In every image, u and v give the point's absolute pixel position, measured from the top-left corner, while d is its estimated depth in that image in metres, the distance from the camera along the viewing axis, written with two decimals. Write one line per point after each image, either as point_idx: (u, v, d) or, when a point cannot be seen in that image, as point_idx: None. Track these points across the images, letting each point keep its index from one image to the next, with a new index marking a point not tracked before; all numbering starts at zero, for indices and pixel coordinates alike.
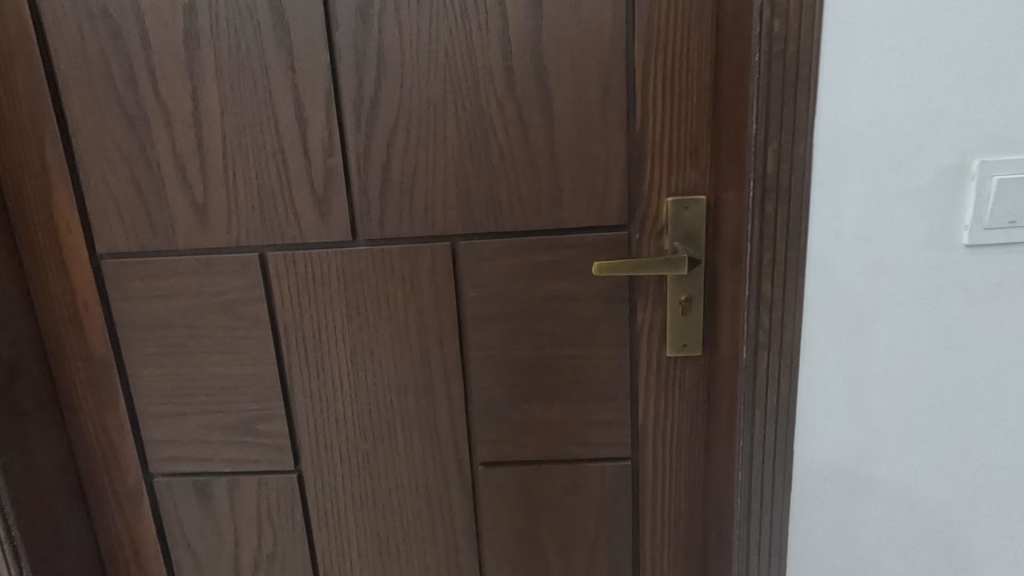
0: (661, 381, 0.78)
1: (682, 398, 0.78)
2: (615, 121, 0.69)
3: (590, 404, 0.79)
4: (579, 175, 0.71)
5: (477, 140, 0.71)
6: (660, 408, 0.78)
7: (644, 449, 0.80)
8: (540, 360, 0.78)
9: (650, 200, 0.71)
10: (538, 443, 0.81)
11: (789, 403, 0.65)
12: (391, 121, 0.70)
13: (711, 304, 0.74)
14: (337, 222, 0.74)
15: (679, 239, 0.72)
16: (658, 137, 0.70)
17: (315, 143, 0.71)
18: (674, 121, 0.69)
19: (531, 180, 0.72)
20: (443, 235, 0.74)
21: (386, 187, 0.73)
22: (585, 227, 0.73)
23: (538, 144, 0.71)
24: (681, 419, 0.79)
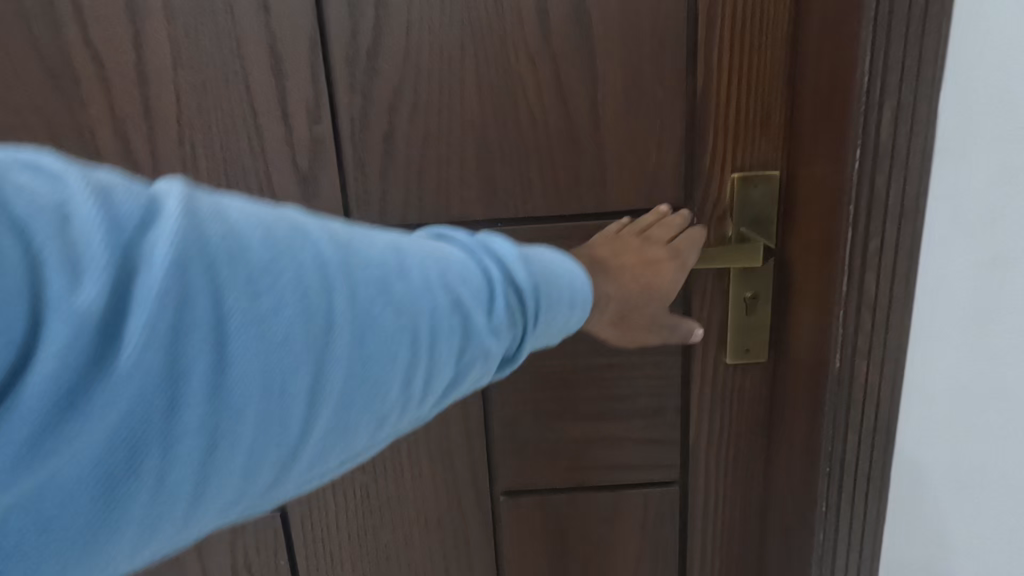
0: (717, 394, 0.66)
1: (741, 414, 0.66)
2: (673, 80, 0.57)
3: (634, 421, 0.67)
4: (627, 147, 0.59)
5: (502, 105, 0.57)
6: (715, 425, 0.67)
7: (695, 472, 0.68)
8: (576, 370, 0.65)
9: (712, 177, 0.59)
10: (570, 468, 0.68)
11: (889, 422, 0.54)
12: (395, 78, 0.56)
13: (776, 303, 0.62)
14: (326, 205, 0.59)
15: (745, 226, 0.60)
16: (723, 102, 0.58)
17: (298, 106, 0.56)
18: (744, 81, 0.57)
19: (568, 154, 0.59)
20: (459, 222, 0.60)
21: (388, 162, 0.58)
22: (632, 210, 0.60)
23: (578, 110, 0.58)
24: (739, 438, 0.67)
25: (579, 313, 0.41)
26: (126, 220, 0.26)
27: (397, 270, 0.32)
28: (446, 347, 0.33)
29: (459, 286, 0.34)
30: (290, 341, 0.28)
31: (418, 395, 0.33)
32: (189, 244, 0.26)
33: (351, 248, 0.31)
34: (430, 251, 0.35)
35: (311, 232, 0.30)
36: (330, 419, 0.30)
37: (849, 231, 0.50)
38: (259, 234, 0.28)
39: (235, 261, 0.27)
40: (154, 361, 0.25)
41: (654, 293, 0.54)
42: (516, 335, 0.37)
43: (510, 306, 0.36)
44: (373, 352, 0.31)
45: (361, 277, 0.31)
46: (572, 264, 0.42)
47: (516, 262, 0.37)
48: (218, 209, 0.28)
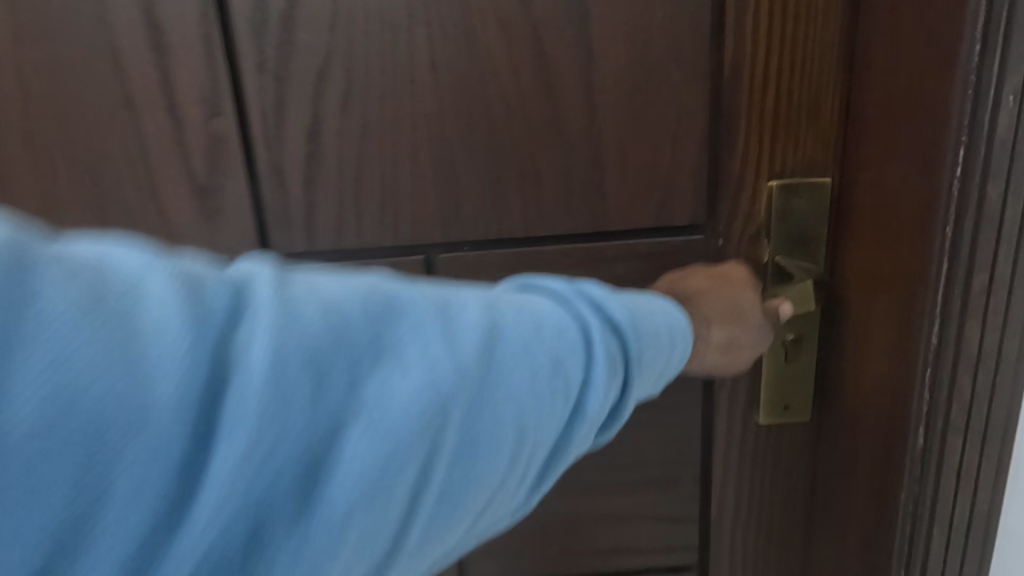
0: (746, 461, 0.52)
1: (775, 486, 0.52)
2: (693, 57, 0.43)
3: (640, 495, 0.53)
4: (632, 147, 0.45)
5: (465, 92, 0.43)
6: (743, 500, 0.52)
7: (717, 555, 0.54)
8: None
9: (742, 187, 0.46)
10: (560, 551, 0.54)
11: (989, 508, 0.41)
12: (320, 54, 0.42)
13: (821, 350, 0.48)
14: (233, 225, 0.44)
15: (784, 252, 0.47)
16: (758, 87, 0.44)
17: (187, 92, 0.42)
18: (786, 59, 0.43)
19: (555, 157, 0.45)
20: (412, 245, 0.46)
21: (315, 168, 0.44)
22: (637, 228, 0.47)
23: (566, 98, 0.43)
24: (773, 515, 0.53)
25: (682, 351, 0.32)
26: (210, 318, 0.20)
27: (496, 337, 0.25)
28: (552, 429, 0.26)
29: (569, 348, 0.26)
30: (378, 441, 0.22)
31: (517, 485, 0.26)
32: (261, 341, 0.21)
33: (441, 317, 0.24)
34: (534, 306, 0.27)
35: (393, 299, 0.24)
36: (419, 524, 0.24)
37: (943, 265, 0.36)
38: (340, 315, 0.23)
39: (320, 352, 0.22)
40: (230, 482, 0.20)
41: (736, 307, 0.41)
42: (619, 399, 0.28)
43: (618, 365, 0.27)
44: (480, 443, 0.24)
45: (460, 352, 0.24)
46: (666, 301, 0.33)
47: (617, 308, 0.29)
48: (292, 289, 0.22)
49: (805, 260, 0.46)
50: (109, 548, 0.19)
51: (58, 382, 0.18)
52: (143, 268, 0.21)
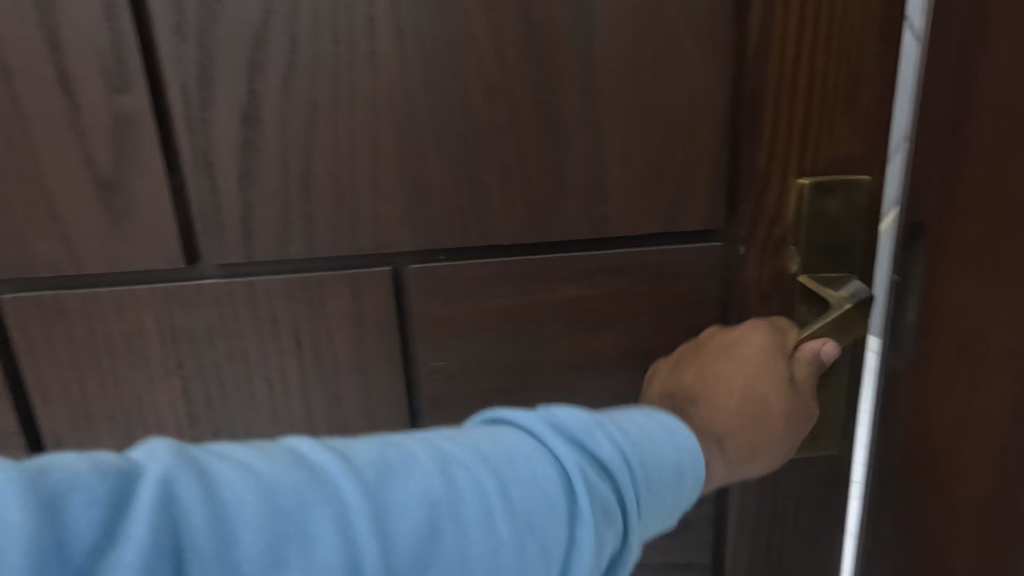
0: (767, 503, 0.45)
1: (798, 530, 0.46)
2: (712, 30, 0.36)
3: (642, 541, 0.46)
4: (639, 138, 0.37)
5: (438, 70, 0.35)
6: (763, 547, 0.46)
7: None
8: None
9: (767, 186, 0.39)
10: None
11: None
12: (253, 16, 0.33)
13: (880, 385, 0.41)
14: (147, 231, 0.36)
15: (813, 259, 0.40)
16: (790, 67, 0.37)
17: (81, 61, 0.33)
18: (821, 33, 0.36)
19: (548, 150, 0.37)
20: (375, 255, 0.38)
21: (250, 161, 0.35)
22: (644, 235, 0.39)
23: (562, 80, 0.36)
24: (795, 562, 0.46)
25: (688, 479, 0.31)
26: (81, 544, 0.19)
27: (438, 503, 0.24)
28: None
29: (530, 500, 0.25)
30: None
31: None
32: (159, 558, 0.20)
33: (371, 491, 0.23)
34: (483, 457, 0.26)
35: (320, 475, 0.23)
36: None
37: None
38: (257, 505, 0.22)
39: (227, 550, 0.21)
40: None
41: (753, 384, 0.37)
42: (610, 548, 0.27)
43: (604, 514, 0.26)
44: None
45: (389, 531, 0.23)
46: (668, 418, 0.32)
47: (599, 442, 0.28)
48: (202, 484, 0.21)
49: (837, 269, 0.40)
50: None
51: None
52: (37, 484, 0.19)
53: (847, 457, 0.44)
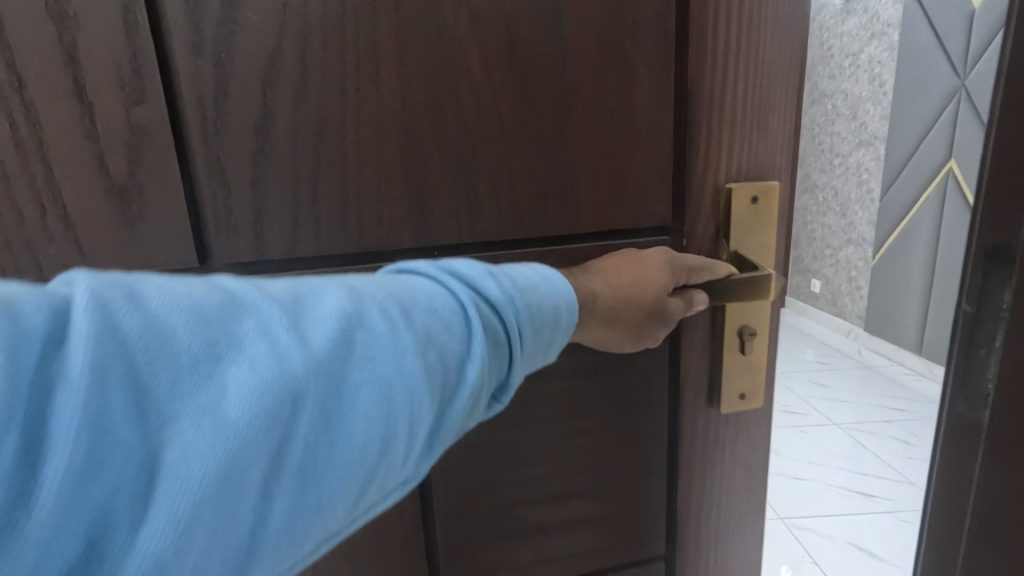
0: (710, 454, 0.54)
1: (732, 474, 0.55)
2: (661, 64, 0.44)
3: (609, 495, 0.54)
4: (603, 151, 0.44)
5: (436, 89, 0.40)
6: (708, 492, 0.55)
7: (685, 546, 0.56)
8: (541, 440, 0.51)
9: (703, 189, 0.47)
10: (538, 557, 0.54)
11: None
12: (268, 37, 0.36)
13: (936, 430, 0.37)
14: (161, 233, 0.38)
15: (742, 248, 0.49)
16: (720, 94, 0.45)
17: (98, 74, 0.34)
18: (742, 68, 0.45)
19: (529, 160, 0.43)
20: (378, 253, 0.43)
21: (263, 168, 0.39)
22: (609, 231, 0.47)
23: (540, 100, 0.42)
24: (733, 502, 0.56)
25: (563, 322, 0.36)
26: (38, 334, 0.20)
27: (352, 318, 0.27)
28: (433, 396, 0.28)
29: (431, 320, 0.29)
30: (265, 425, 0.23)
31: (416, 444, 0.28)
32: (110, 350, 0.21)
33: (287, 309, 0.26)
34: (383, 291, 0.29)
35: (238, 297, 0.25)
36: (323, 499, 0.25)
37: None
38: (181, 315, 0.23)
39: (165, 345, 0.22)
40: (98, 484, 0.20)
41: (640, 286, 0.42)
42: (495, 367, 0.32)
43: (489, 334, 0.32)
44: (349, 414, 0.25)
45: (311, 339, 0.25)
46: (551, 273, 0.37)
47: (484, 284, 0.33)
48: (137, 299, 0.23)
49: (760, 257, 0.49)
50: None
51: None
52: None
53: (768, 409, 0.55)
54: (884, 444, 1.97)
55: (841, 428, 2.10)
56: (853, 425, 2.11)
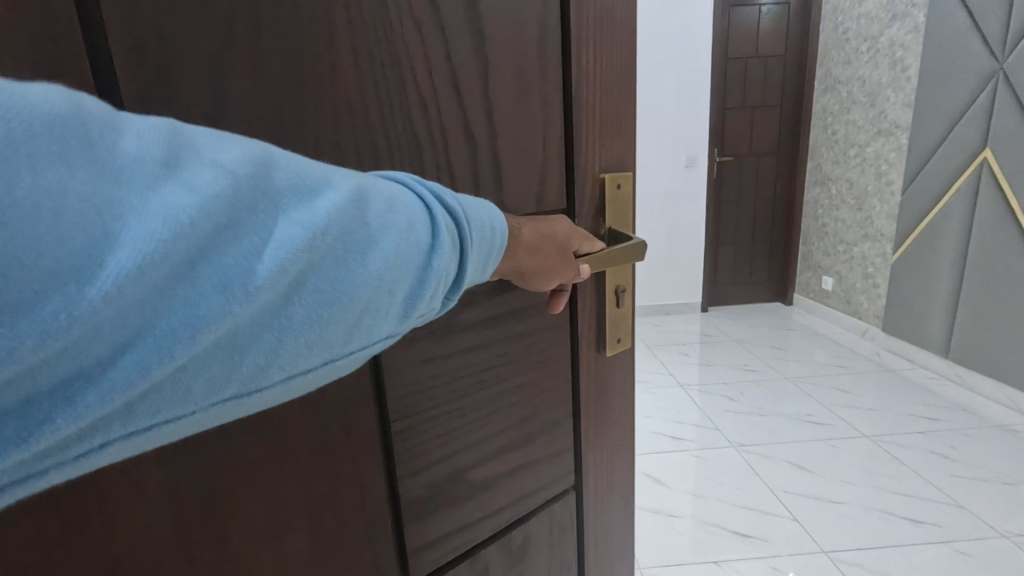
0: (599, 393, 0.70)
1: (614, 405, 0.73)
2: (556, 82, 0.55)
3: (536, 441, 0.65)
4: (519, 146, 0.53)
5: (381, 96, 0.45)
6: (598, 424, 0.71)
7: (587, 473, 0.71)
8: (485, 404, 0.58)
9: (587, 173, 0.60)
10: (485, 512, 0.61)
11: None
12: (221, 41, 0.38)
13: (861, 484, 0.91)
14: None
15: (613, 222, 0.63)
16: (596, 98, 0.58)
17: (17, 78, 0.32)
18: (607, 85, 0.59)
19: (461, 159, 0.50)
20: None
21: None
22: (527, 215, 0.55)
23: (470, 106, 0.50)
24: (613, 429, 0.73)
25: (501, 243, 0.47)
26: (152, 144, 0.30)
27: (355, 193, 0.38)
28: (407, 267, 0.39)
29: (408, 211, 0.40)
30: (302, 244, 0.33)
31: (391, 300, 0.39)
32: (201, 170, 0.31)
33: (313, 176, 0.36)
34: (374, 186, 0.40)
35: (280, 160, 0.35)
36: (329, 317, 0.35)
37: None
38: (237, 166, 0.32)
39: (236, 174, 0.32)
40: (190, 258, 0.29)
41: (552, 236, 0.52)
42: (455, 266, 0.43)
43: (450, 235, 0.43)
44: (354, 259, 0.36)
45: (331, 201, 0.36)
46: (488, 205, 0.48)
47: (445, 196, 0.44)
48: (209, 142, 0.32)
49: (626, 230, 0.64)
50: (87, 314, 0.25)
51: (39, 185, 0.24)
52: (76, 111, 0.27)
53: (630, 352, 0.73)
54: (926, 464, 2.18)
55: (877, 444, 2.33)
56: (891, 440, 2.35)
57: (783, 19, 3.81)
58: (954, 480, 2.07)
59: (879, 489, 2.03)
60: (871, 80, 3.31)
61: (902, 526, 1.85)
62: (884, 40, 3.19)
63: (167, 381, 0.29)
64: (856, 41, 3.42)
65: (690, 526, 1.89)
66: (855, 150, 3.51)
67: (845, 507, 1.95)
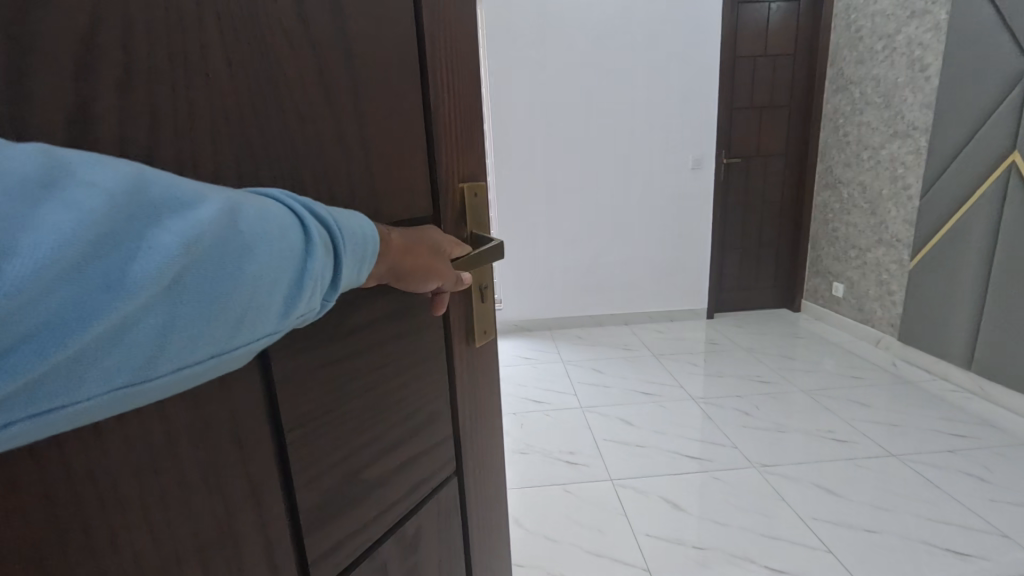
0: (469, 381, 0.79)
1: (481, 388, 0.82)
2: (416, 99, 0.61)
3: (422, 433, 0.70)
4: (388, 153, 0.57)
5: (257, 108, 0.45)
6: (470, 410, 0.80)
7: (465, 455, 0.79)
8: (373, 404, 0.61)
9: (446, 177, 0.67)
10: (380, 510, 0.64)
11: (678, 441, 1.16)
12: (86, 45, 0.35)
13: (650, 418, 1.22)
14: None
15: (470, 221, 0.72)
16: (447, 110, 0.66)
17: None
18: (456, 98, 0.68)
19: (334, 171, 0.51)
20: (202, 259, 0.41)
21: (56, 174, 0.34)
22: (396, 216, 0.59)
23: (344, 122, 0.52)
24: (482, 411, 0.83)
25: (373, 249, 0.48)
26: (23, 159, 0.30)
27: (231, 204, 0.38)
28: (285, 269, 0.39)
29: (285, 218, 0.40)
30: (184, 248, 0.33)
31: (272, 302, 0.39)
32: (75, 184, 0.31)
33: (188, 187, 0.36)
34: (245, 198, 0.39)
35: (153, 174, 0.35)
36: (215, 314, 0.36)
37: None
38: (114, 181, 0.32)
39: (111, 187, 0.32)
40: (76, 259, 0.29)
41: (427, 246, 0.56)
42: (330, 270, 0.43)
43: (324, 240, 0.42)
44: (239, 260, 0.36)
45: (211, 211, 0.36)
46: (358, 216, 0.48)
47: (317, 206, 0.44)
48: (79, 159, 0.32)
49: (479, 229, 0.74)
50: None
51: None
52: None
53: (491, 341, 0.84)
54: (943, 479, 2.14)
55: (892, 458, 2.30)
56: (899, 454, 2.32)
57: (787, 18, 3.74)
58: (964, 494, 2.04)
59: (905, 513, 1.96)
60: (888, 81, 3.20)
61: (940, 555, 1.76)
62: (901, 39, 3.07)
63: (55, 372, 0.29)
64: (869, 40, 3.32)
65: (718, 560, 1.78)
66: (869, 151, 3.40)
67: (880, 537, 1.85)
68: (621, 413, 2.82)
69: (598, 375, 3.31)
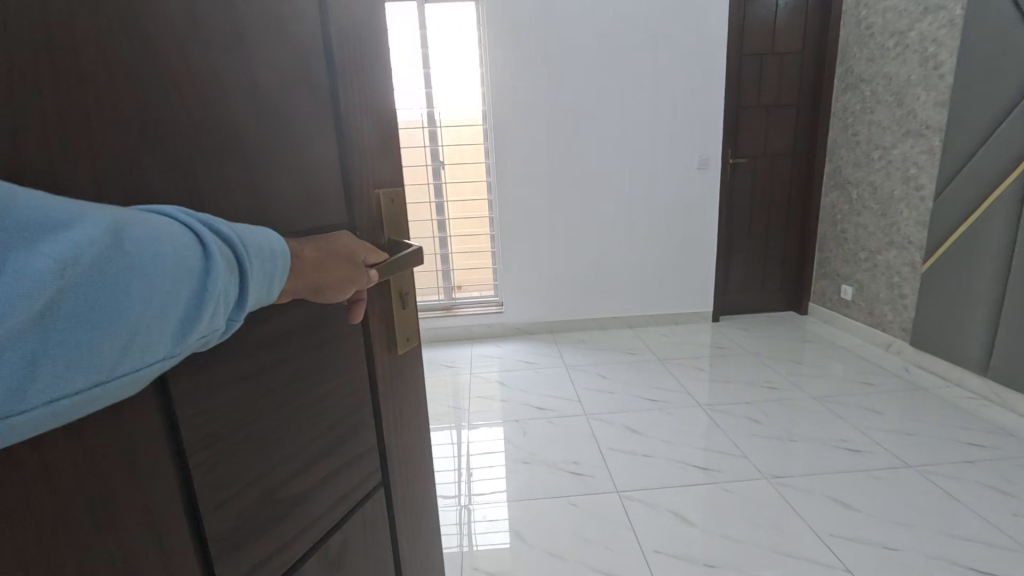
0: (394, 390, 0.76)
1: (408, 395, 0.80)
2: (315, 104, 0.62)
3: (344, 445, 0.67)
4: (278, 152, 0.57)
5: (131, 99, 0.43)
6: (397, 420, 0.77)
7: (391, 466, 0.76)
8: (287, 420, 0.58)
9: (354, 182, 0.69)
10: (297, 529, 0.60)
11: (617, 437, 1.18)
12: None
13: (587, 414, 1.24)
14: None
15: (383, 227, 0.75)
16: (350, 116, 0.67)
17: None
18: (361, 105, 0.69)
19: (214, 169, 0.50)
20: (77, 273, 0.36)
21: None
22: (290, 217, 0.59)
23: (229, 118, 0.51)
24: (410, 419, 0.81)
25: (281, 265, 0.45)
26: None
27: (115, 223, 0.34)
28: (178, 292, 0.36)
29: (179, 237, 0.37)
30: (54, 274, 0.30)
31: (165, 327, 0.36)
32: None
33: (62, 206, 0.32)
34: (133, 215, 0.36)
35: (20, 191, 0.31)
36: (93, 343, 0.32)
37: None
38: None
39: None
40: None
41: (338, 252, 0.53)
42: (233, 290, 0.40)
43: (227, 260, 0.39)
44: (121, 285, 0.33)
45: (91, 230, 0.33)
46: (266, 233, 0.45)
47: (216, 223, 0.41)
48: None
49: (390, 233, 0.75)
50: None
51: None
52: None
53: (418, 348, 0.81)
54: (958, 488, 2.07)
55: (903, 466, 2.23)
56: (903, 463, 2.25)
57: (793, 16, 3.66)
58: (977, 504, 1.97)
59: (923, 527, 1.88)
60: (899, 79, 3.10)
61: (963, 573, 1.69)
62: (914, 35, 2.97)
63: None
64: (881, 37, 3.23)
65: None
66: (881, 151, 3.29)
67: (902, 555, 1.77)
68: (624, 421, 2.74)
69: (601, 379, 3.25)
